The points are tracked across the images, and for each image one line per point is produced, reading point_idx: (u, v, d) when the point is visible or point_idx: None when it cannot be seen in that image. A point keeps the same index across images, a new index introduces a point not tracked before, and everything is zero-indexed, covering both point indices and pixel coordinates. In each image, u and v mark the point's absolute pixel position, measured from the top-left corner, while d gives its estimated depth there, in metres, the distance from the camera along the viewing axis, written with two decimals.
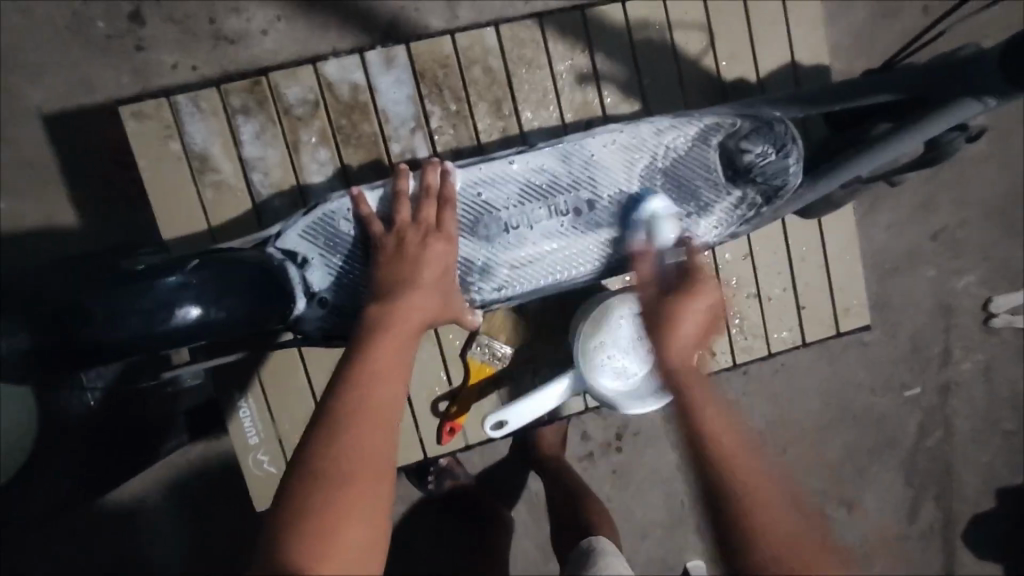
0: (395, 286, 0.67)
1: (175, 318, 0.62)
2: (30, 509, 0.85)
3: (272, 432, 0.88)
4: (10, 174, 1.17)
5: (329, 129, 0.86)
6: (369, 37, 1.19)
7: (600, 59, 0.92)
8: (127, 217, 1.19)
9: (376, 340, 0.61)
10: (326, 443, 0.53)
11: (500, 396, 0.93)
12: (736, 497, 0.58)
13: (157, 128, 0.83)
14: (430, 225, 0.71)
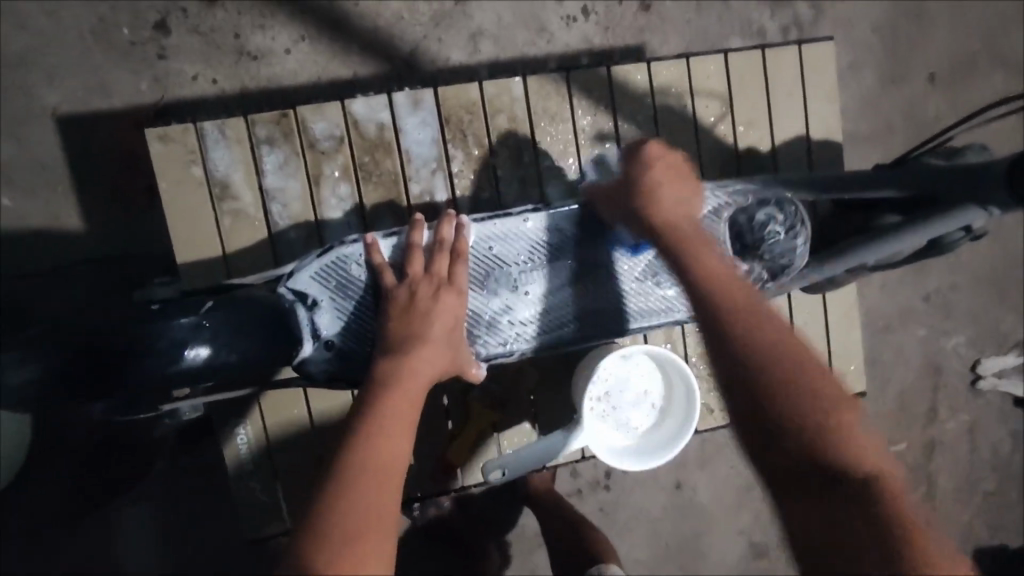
0: (406, 341, 0.67)
1: (187, 359, 0.64)
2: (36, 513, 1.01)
3: (269, 460, 0.88)
4: (19, 172, 1.16)
5: (351, 165, 0.86)
6: (392, 64, 1.21)
7: (621, 115, 0.94)
8: (134, 223, 1.19)
9: (385, 394, 0.62)
10: (336, 497, 0.54)
11: (498, 441, 0.93)
12: (758, 361, 0.61)
13: (181, 152, 0.83)
14: (443, 281, 0.71)
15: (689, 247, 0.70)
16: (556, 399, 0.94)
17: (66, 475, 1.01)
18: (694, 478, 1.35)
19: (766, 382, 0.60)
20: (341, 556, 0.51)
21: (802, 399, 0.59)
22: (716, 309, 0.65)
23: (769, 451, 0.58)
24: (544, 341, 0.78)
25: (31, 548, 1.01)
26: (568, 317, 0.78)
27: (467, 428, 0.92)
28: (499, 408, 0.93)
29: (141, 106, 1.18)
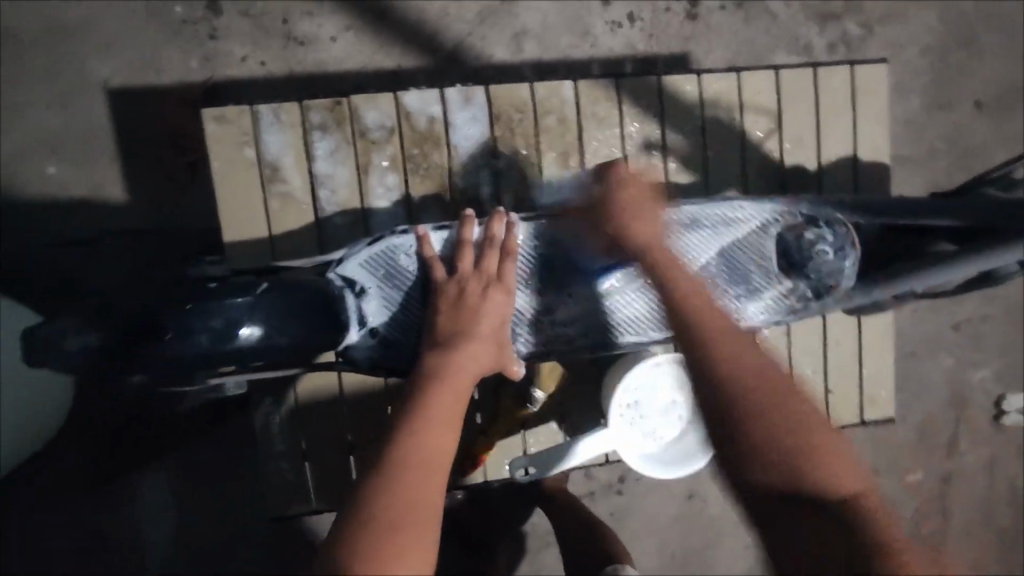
0: (455, 335, 0.68)
1: (241, 338, 0.65)
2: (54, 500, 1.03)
3: (300, 441, 0.91)
4: (66, 141, 1.18)
5: (400, 156, 0.87)
6: (437, 59, 1.22)
7: (669, 125, 0.94)
8: (173, 197, 1.20)
9: (436, 387, 0.63)
10: (382, 486, 0.55)
11: (524, 437, 0.95)
12: (713, 379, 0.62)
13: (235, 133, 0.84)
14: (493, 279, 0.72)
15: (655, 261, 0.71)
16: (584, 400, 0.95)
17: (80, 462, 1.03)
18: (707, 490, 1.35)
19: (724, 401, 0.61)
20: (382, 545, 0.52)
21: (755, 421, 0.60)
22: (700, 319, 0.66)
23: (732, 461, 0.60)
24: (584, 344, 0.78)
25: (44, 537, 1.03)
26: None
27: (494, 424, 0.92)
28: (527, 406, 0.91)
29: (190, 85, 1.20)
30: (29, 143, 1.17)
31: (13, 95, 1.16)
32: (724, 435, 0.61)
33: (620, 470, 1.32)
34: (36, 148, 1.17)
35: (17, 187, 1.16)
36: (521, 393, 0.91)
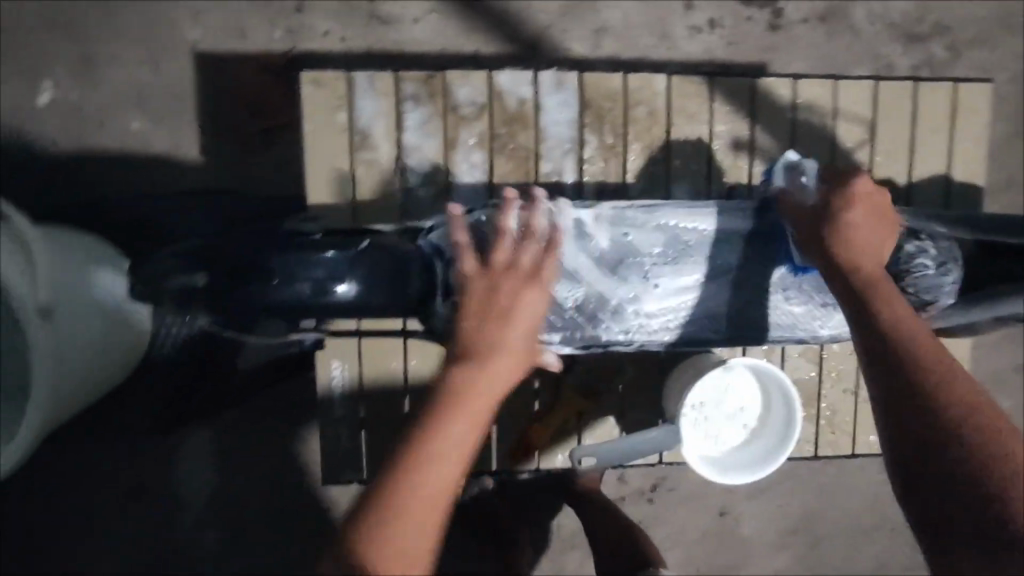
0: (480, 348, 0.61)
1: (336, 293, 0.67)
2: (70, 493, 1.05)
3: (358, 408, 0.91)
4: (151, 98, 1.21)
5: (488, 134, 0.88)
6: (515, 48, 1.22)
7: (759, 129, 0.93)
8: (244, 161, 1.22)
9: (456, 405, 0.58)
10: (385, 508, 0.53)
11: (582, 429, 0.93)
12: (946, 407, 0.57)
13: (330, 97, 0.86)
14: (522, 282, 0.64)
15: (879, 288, 0.64)
16: (644, 397, 0.93)
17: (95, 457, 1.04)
18: (741, 508, 1.32)
19: (941, 431, 0.56)
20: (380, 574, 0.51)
21: (976, 455, 0.55)
22: (899, 341, 0.60)
23: (944, 504, 0.55)
24: (663, 338, 0.77)
25: (42, 539, 1.04)
26: (690, 318, 0.77)
27: (554, 411, 0.92)
28: (590, 397, 0.93)
29: (273, 53, 1.22)
30: (116, 97, 1.20)
31: (107, 49, 1.19)
32: (917, 424, 0.57)
33: (655, 478, 1.29)
34: (122, 102, 1.20)
35: (99, 138, 1.19)
36: (586, 383, 0.93)
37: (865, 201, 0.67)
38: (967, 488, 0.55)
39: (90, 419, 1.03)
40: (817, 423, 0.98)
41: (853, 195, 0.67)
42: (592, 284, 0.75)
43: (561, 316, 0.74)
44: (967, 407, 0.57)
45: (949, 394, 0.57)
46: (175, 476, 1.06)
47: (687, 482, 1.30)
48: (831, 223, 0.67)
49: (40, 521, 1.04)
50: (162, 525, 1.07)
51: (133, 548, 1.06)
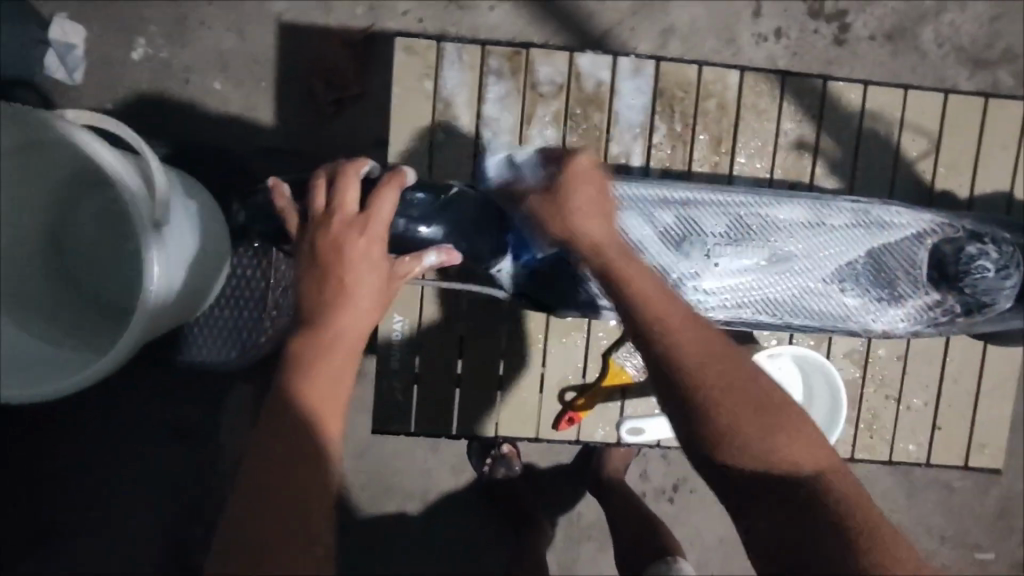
0: (325, 314, 0.60)
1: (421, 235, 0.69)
2: (97, 467, 1.10)
3: (415, 364, 0.95)
4: (237, 63, 1.27)
5: (563, 113, 0.92)
6: (582, 42, 1.26)
7: (824, 131, 0.94)
8: (316, 127, 1.27)
9: (315, 371, 0.60)
10: (264, 477, 0.56)
11: (624, 402, 0.97)
12: (715, 412, 0.60)
13: (420, 65, 0.91)
14: (370, 217, 0.62)
15: (622, 279, 0.65)
16: None
17: (123, 432, 1.10)
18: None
19: (711, 441, 0.60)
20: (264, 535, 0.53)
21: (755, 452, 0.59)
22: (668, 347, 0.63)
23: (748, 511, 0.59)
24: (720, 316, 0.79)
25: (72, 514, 1.11)
26: (748, 300, 0.79)
27: (600, 384, 0.96)
28: (632, 371, 0.96)
29: (353, 28, 1.27)
30: (204, 59, 1.26)
31: (201, 14, 1.26)
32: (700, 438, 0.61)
33: (677, 475, 1.30)
34: (209, 65, 1.26)
35: (184, 96, 1.25)
36: (629, 357, 0.96)
37: (586, 185, 0.68)
38: (768, 496, 0.58)
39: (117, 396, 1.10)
40: (855, 426, 0.99)
41: (576, 180, 0.68)
42: (655, 257, 0.78)
43: None
44: (715, 396, 0.60)
45: (739, 411, 0.60)
46: (208, 443, 1.11)
47: (711, 482, 1.31)
48: (559, 207, 0.68)
49: (91, 458, 1.10)
50: (207, 471, 1.12)
51: (175, 492, 1.12)
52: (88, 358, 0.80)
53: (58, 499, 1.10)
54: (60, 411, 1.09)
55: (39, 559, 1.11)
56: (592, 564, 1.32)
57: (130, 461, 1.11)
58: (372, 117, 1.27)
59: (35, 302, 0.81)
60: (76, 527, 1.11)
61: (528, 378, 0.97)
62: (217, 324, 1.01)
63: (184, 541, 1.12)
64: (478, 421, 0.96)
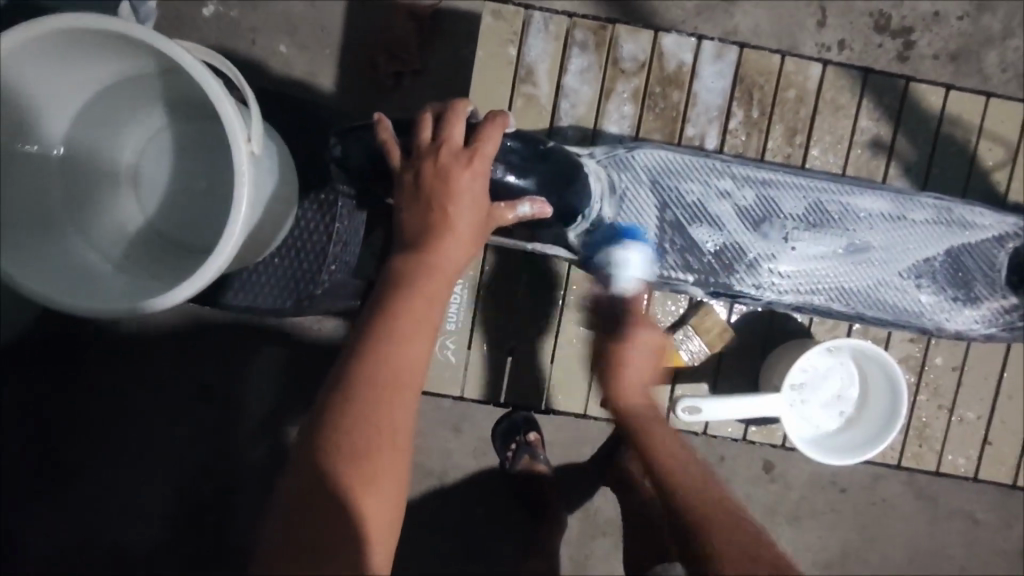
0: (430, 243, 0.63)
1: (511, 183, 0.68)
2: (115, 431, 1.11)
3: (469, 328, 0.94)
4: (302, 25, 1.26)
5: (642, 90, 0.92)
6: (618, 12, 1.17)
7: (902, 131, 0.94)
8: (372, 96, 1.25)
9: (404, 298, 0.62)
10: (350, 412, 0.58)
11: (675, 387, 0.96)
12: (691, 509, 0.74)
13: (505, 31, 0.91)
14: (476, 154, 0.64)
15: (643, 429, 0.80)
16: (742, 369, 0.96)
17: (147, 393, 1.11)
18: (778, 532, 1.31)
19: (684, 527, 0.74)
20: (347, 467, 0.56)
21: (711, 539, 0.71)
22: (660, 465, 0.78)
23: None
24: (792, 300, 0.79)
25: (86, 474, 1.11)
26: (822, 287, 0.79)
27: None
28: (687, 356, 0.95)
29: (421, 3, 1.25)
30: (274, 18, 1.25)
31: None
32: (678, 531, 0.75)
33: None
34: (275, 25, 1.25)
35: (247, 53, 1.24)
36: (686, 342, 0.94)
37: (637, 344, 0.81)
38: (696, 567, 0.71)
39: (145, 360, 1.11)
40: (904, 433, 0.98)
41: (634, 337, 0.82)
42: (732, 234, 0.78)
43: (698, 259, 0.78)
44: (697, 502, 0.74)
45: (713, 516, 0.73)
46: (230, 409, 1.12)
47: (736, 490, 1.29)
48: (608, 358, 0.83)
49: (122, 413, 1.11)
50: (228, 436, 1.12)
51: (194, 455, 1.12)
52: (146, 284, 0.81)
53: (85, 449, 1.11)
54: (99, 365, 1.10)
55: (53, 505, 1.11)
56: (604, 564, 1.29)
57: (147, 427, 1.12)
58: (428, 94, 1.23)
59: (117, 239, 0.87)
60: (97, 479, 1.11)
61: (581, 351, 0.95)
62: (274, 274, 0.99)
63: (198, 501, 1.13)
64: (527, 392, 0.95)
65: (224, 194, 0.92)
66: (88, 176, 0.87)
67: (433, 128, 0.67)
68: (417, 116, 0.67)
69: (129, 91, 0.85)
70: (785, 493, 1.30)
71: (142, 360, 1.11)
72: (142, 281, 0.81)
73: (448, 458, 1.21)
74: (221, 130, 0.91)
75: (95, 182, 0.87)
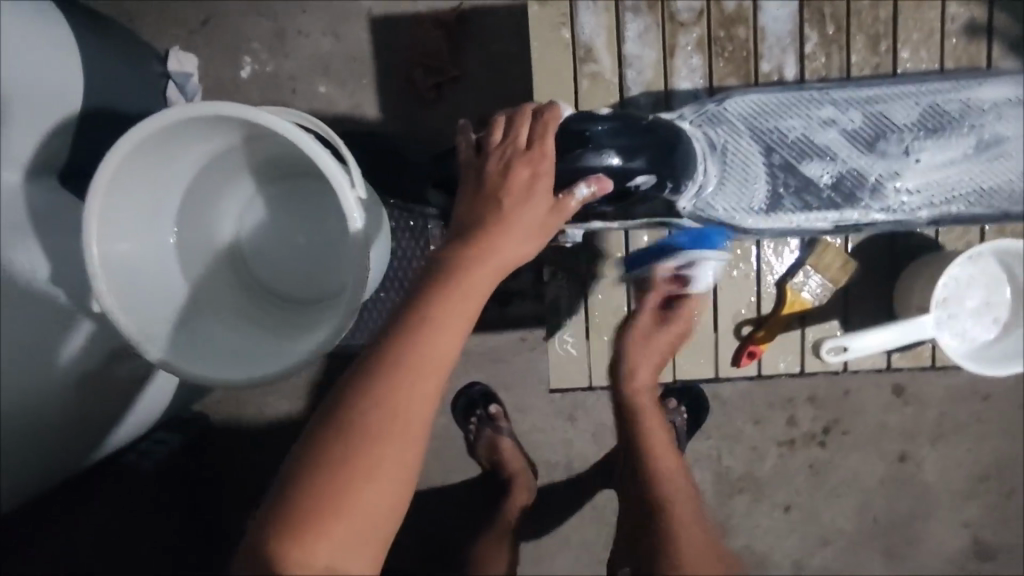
0: (485, 234, 0.60)
1: (629, 174, 0.66)
2: (236, 498, 1.25)
3: (584, 318, 0.94)
4: (335, 65, 1.25)
5: (706, 39, 0.88)
6: None
7: (1000, 7, 0.86)
8: (418, 117, 1.23)
9: (442, 287, 0.58)
10: (361, 399, 0.53)
11: (805, 333, 0.92)
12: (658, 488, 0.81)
13: (554, 15, 0.89)
14: (538, 153, 0.63)
15: (640, 413, 0.83)
16: (873, 295, 0.92)
17: (259, 461, 1.24)
18: (923, 453, 1.25)
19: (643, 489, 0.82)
20: (348, 454, 0.52)
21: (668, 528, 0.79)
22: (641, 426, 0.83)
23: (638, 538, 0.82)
24: (926, 214, 0.75)
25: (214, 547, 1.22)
26: (957, 192, 0.75)
27: (777, 314, 0.91)
28: (811, 297, 0.91)
29: (442, 10, 1.22)
30: (307, 64, 1.25)
31: (297, 20, 1.24)
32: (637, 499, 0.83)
33: (829, 419, 1.25)
34: (311, 70, 1.25)
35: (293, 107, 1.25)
36: (807, 282, 0.91)
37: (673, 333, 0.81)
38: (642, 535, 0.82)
39: (254, 433, 1.24)
40: None
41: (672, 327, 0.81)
42: (847, 161, 0.75)
43: (817, 196, 0.75)
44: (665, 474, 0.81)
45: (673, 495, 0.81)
46: None
47: (867, 422, 1.25)
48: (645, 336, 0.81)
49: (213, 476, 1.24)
50: None
51: None
52: (271, 343, 0.84)
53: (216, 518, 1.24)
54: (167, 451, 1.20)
55: None
56: (747, 518, 1.28)
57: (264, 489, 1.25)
58: (472, 99, 1.23)
59: (232, 307, 0.91)
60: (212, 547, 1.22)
61: (701, 318, 0.93)
62: (385, 309, 1.05)
63: None
64: (655, 368, 0.94)
65: (322, 243, 0.95)
66: (194, 248, 0.90)
67: (505, 129, 0.66)
68: (489, 121, 0.67)
69: (221, 164, 0.89)
70: (919, 417, 1.24)
71: (254, 433, 1.24)
72: (264, 341, 0.85)
73: (569, 444, 1.25)
74: (310, 186, 0.95)
75: (205, 256, 0.91)
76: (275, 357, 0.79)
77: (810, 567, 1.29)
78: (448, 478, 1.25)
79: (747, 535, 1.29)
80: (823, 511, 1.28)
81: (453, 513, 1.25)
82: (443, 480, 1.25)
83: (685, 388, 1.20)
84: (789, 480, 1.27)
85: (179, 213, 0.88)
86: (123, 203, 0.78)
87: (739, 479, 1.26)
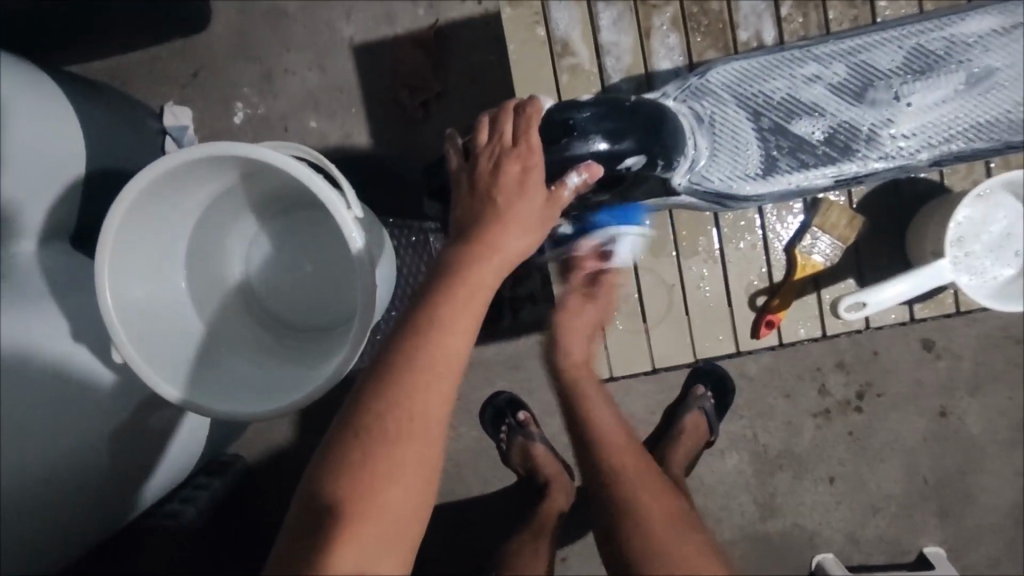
0: (484, 233, 0.61)
1: (620, 155, 0.66)
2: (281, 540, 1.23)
3: None
4: (321, 97, 1.26)
5: (680, 16, 0.89)
6: None
7: None
8: (407, 133, 1.24)
9: (449, 289, 0.58)
10: (376, 406, 0.54)
11: (821, 295, 0.91)
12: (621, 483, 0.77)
13: (526, 15, 0.90)
14: (525, 147, 0.63)
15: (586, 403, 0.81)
16: (885, 247, 0.90)
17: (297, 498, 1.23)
18: (964, 406, 1.22)
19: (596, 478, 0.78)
20: (366, 459, 0.52)
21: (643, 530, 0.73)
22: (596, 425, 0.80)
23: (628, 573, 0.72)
24: (925, 156, 0.74)
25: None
26: (954, 131, 0.74)
27: (791, 280, 0.90)
28: (823, 259, 0.90)
29: (419, 29, 1.24)
30: (295, 100, 1.26)
31: (280, 58, 1.26)
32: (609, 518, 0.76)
33: (861, 384, 1.23)
34: (300, 105, 1.27)
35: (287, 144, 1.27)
36: (816, 244, 0.89)
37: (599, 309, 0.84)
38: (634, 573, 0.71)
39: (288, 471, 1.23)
40: None
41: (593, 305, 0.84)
42: (837, 115, 0.74)
43: (813, 153, 0.75)
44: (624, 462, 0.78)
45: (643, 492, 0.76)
46: None
47: (901, 382, 1.22)
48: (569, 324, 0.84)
49: (267, 511, 1.23)
50: None
51: None
52: (288, 372, 0.86)
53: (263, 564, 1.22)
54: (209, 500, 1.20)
55: None
56: (792, 495, 1.25)
57: None
58: (458, 111, 1.24)
59: (245, 340, 0.92)
60: None
61: (713, 294, 0.92)
62: None
63: None
64: (674, 349, 0.93)
65: (327, 268, 0.96)
66: (201, 286, 0.91)
67: (492, 127, 0.66)
68: (475, 122, 0.67)
69: (220, 203, 0.90)
70: (953, 369, 1.22)
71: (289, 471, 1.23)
72: (280, 371, 0.87)
73: None
74: (310, 214, 0.96)
75: (212, 293, 0.92)
76: (291, 387, 0.80)
77: (865, 538, 1.26)
78: (484, 490, 1.25)
79: (796, 513, 1.26)
80: (869, 478, 1.25)
81: (493, 524, 1.24)
82: (480, 493, 1.24)
83: (707, 369, 1.18)
84: (830, 450, 1.24)
85: (184, 254, 0.89)
86: (132, 251, 0.79)
87: (778, 456, 1.24)
